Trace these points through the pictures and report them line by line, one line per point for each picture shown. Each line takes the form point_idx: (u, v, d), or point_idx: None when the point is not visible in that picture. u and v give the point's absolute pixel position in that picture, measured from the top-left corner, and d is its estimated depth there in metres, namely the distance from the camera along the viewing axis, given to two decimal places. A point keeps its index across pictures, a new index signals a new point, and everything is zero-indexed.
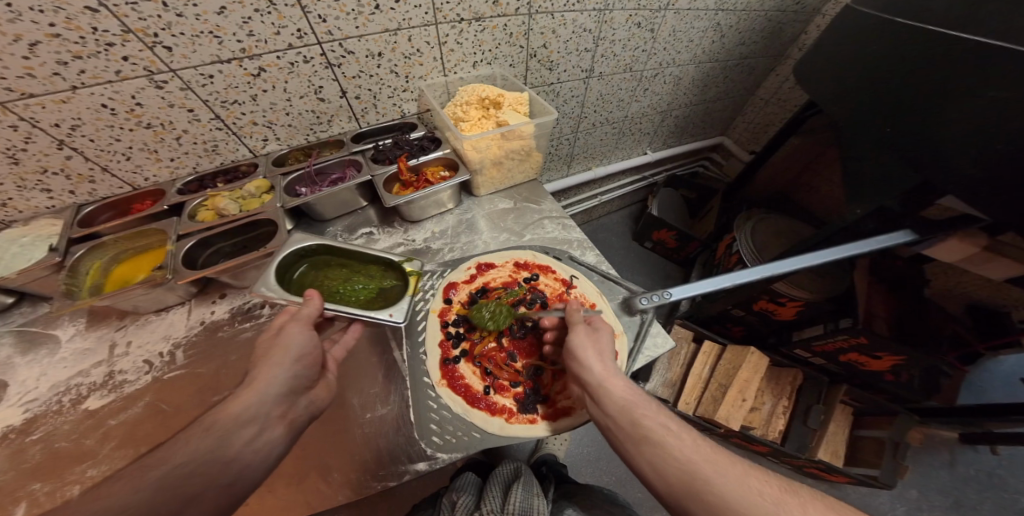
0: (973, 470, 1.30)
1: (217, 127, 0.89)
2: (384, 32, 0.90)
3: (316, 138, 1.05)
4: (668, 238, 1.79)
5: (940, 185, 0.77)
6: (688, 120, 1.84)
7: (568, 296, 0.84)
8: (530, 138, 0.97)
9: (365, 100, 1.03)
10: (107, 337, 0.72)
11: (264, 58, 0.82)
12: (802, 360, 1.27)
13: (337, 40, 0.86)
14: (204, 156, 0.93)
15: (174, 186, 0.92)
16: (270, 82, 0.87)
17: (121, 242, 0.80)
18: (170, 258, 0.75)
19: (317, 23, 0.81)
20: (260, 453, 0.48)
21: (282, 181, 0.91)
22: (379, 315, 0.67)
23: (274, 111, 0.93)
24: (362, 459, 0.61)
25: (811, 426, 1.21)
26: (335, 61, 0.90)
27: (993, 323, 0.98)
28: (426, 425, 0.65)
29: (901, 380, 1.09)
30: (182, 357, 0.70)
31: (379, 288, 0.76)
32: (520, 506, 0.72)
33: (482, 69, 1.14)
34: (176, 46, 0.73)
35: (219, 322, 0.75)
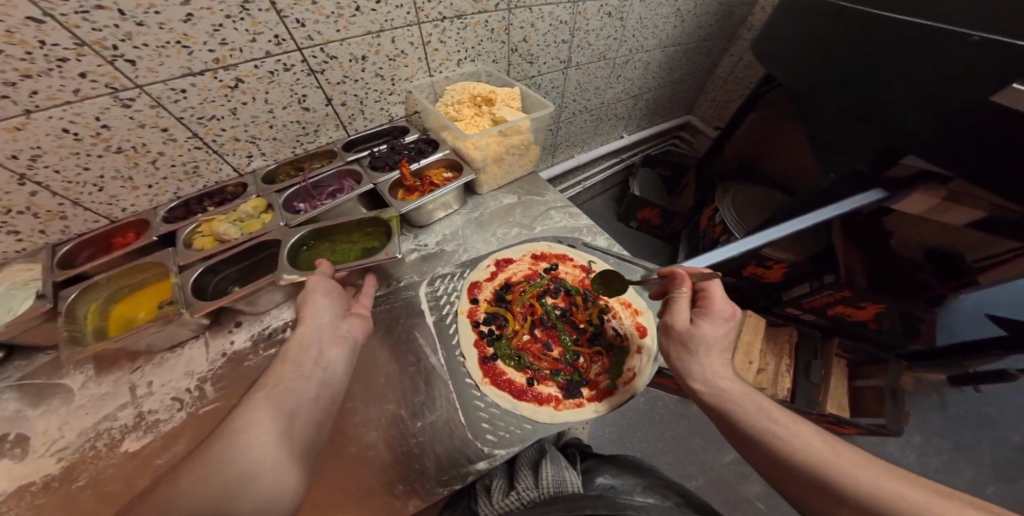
0: (963, 409, 1.44)
1: (198, 147, 0.83)
2: (366, 34, 0.87)
3: (303, 149, 1.00)
4: (652, 216, 1.88)
5: (903, 146, 0.87)
6: (658, 102, 1.91)
7: (590, 280, 0.88)
8: (529, 132, 0.99)
9: (351, 105, 0.99)
10: (124, 379, 0.66)
11: (240, 68, 0.76)
12: (794, 317, 1.38)
13: (318, 45, 0.82)
14: (184, 180, 0.86)
15: (158, 215, 0.85)
16: (250, 94, 0.81)
17: (114, 280, 0.73)
18: (177, 290, 0.70)
19: (296, 28, 0.77)
20: (329, 369, 0.55)
21: (278, 198, 0.87)
22: (374, 258, 0.72)
23: (257, 125, 0.88)
24: (421, 468, 0.61)
25: (814, 380, 1.27)
26: (317, 67, 0.86)
27: (954, 265, 0.99)
28: (478, 425, 0.66)
29: (883, 328, 1.22)
30: (213, 390, 0.66)
31: (364, 252, 0.84)
32: (555, 479, 0.74)
33: (466, 66, 1.13)
34: (140, 59, 0.65)
35: (242, 352, 0.71)
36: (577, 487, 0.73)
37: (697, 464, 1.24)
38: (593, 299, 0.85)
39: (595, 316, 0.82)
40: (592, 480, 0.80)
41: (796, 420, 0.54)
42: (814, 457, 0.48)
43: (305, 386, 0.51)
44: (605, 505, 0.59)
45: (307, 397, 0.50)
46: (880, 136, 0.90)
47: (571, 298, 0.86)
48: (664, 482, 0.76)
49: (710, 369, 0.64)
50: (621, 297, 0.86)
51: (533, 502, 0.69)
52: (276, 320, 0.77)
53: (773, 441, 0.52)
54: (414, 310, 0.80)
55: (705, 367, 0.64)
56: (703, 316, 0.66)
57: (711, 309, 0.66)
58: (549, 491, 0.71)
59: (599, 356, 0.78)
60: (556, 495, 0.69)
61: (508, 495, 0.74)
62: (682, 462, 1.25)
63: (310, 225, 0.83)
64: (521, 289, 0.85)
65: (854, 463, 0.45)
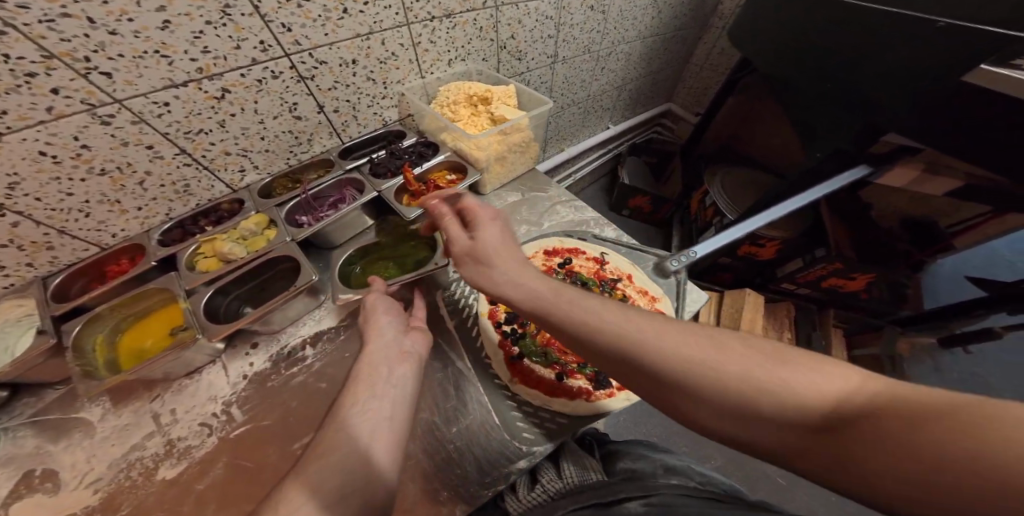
0: None
1: (188, 165, 0.79)
2: (355, 37, 0.84)
3: (298, 160, 0.97)
4: (643, 204, 1.91)
5: (883, 126, 0.90)
6: (641, 91, 1.94)
7: (605, 272, 0.86)
8: (529, 129, 0.99)
9: (344, 112, 0.96)
10: (145, 409, 0.65)
11: (226, 77, 0.72)
12: (790, 293, 1.43)
13: (306, 50, 0.79)
14: (175, 199, 0.82)
15: (152, 239, 0.80)
16: (238, 104, 0.77)
17: (118, 310, 0.70)
18: (190, 316, 0.69)
19: (282, 32, 0.73)
20: (400, 385, 0.57)
21: (280, 212, 0.86)
22: (426, 269, 0.75)
23: (248, 137, 0.84)
24: (462, 473, 0.61)
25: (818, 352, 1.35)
26: (306, 73, 0.82)
27: (928, 231, 1.14)
28: (513, 424, 0.67)
29: (874, 297, 1.28)
30: (240, 413, 0.66)
31: (416, 264, 0.87)
32: (575, 466, 0.66)
33: (457, 66, 1.11)
34: (117, 71, 0.61)
35: (263, 373, 0.71)
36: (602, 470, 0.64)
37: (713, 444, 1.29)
38: (610, 291, 0.83)
39: None
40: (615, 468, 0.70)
41: (649, 320, 0.51)
42: (677, 362, 0.45)
43: (383, 405, 0.53)
44: (638, 487, 0.52)
45: (384, 416, 0.52)
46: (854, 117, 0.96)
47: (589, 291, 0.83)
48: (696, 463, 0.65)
49: (504, 263, 0.61)
50: (638, 286, 0.83)
51: (557, 495, 0.60)
52: (293, 337, 0.76)
53: (637, 351, 0.48)
54: (432, 316, 0.79)
55: (506, 270, 0.61)
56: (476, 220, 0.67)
57: (478, 215, 0.68)
58: (572, 480, 0.62)
59: None
60: (580, 482, 0.61)
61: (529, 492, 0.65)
62: (698, 443, 1.30)
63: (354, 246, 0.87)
64: None
65: (715, 356, 0.44)
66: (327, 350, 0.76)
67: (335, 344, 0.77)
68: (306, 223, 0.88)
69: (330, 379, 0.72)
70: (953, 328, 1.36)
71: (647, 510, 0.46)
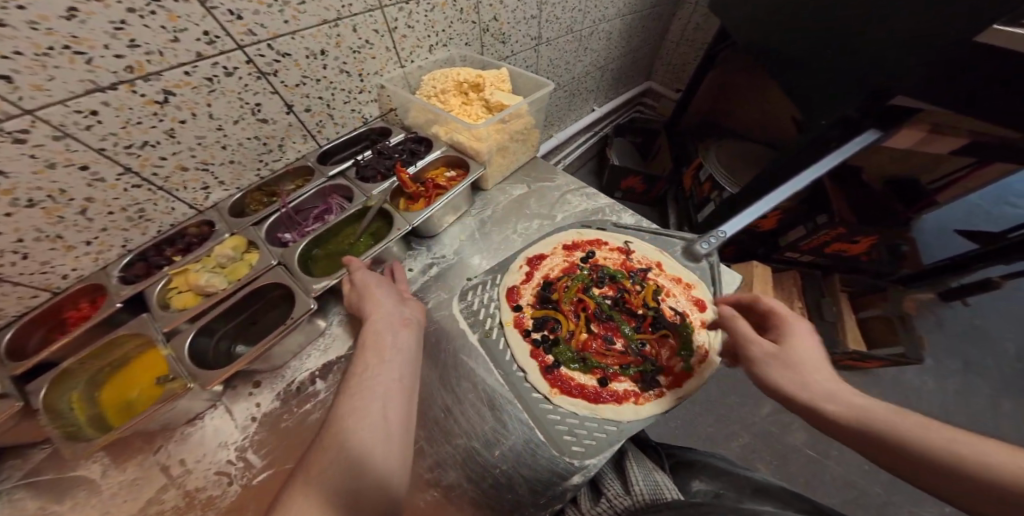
0: (957, 324, 1.58)
1: (136, 186, 0.65)
2: (322, 24, 0.71)
3: (270, 169, 0.84)
4: (636, 184, 1.87)
5: (895, 89, 0.86)
6: (622, 71, 1.90)
7: (632, 262, 0.83)
8: (529, 115, 0.92)
9: (318, 111, 0.84)
10: (150, 462, 0.59)
11: (166, 76, 0.58)
12: (795, 261, 1.45)
13: (264, 41, 0.65)
14: (131, 227, 0.69)
15: (112, 276, 0.68)
16: (188, 109, 0.63)
17: (91, 361, 0.60)
18: (174, 363, 0.60)
19: (230, 21, 0.59)
20: (402, 348, 0.58)
21: (258, 231, 0.77)
22: (391, 236, 0.74)
23: (206, 148, 0.70)
24: (513, 499, 0.55)
25: (829, 319, 1.36)
26: (267, 68, 0.68)
27: (913, 189, 1.19)
28: (561, 439, 0.60)
29: (875, 258, 1.31)
30: (259, 457, 0.61)
31: (374, 237, 0.81)
32: (648, 490, 0.61)
33: (439, 52, 1.00)
34: (17, 74, 0.45)
35: (274, 413, 0.65)
36: (673, 490, 0.61)
37: (738, 422, 1.30)
38: (641, 282, 0.81)
39: (651, 297, 0.78)
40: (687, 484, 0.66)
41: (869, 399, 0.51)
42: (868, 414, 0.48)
43: (388, 369, 0.54)
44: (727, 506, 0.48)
45: (392, 380, 0.53)
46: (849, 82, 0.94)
47: (618, 284, 0.81)
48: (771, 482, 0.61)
49: (816, 374, 0.55)
50: (670, 273, 0.81)
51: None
52: (300, 372, 0.70)
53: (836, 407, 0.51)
54: (450, 330, 0.72)
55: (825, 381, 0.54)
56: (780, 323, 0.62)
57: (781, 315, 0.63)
58: (644, 499, 0.59)
59: (666, 339, 0.74)
60: (657, 505, 0.56)
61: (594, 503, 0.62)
62: (723, 422, 1.31)
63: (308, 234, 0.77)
64: (563, 284, 0.80)
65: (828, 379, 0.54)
66: (338, 379, 0.70)
67: (349, 375, 0.70)
68: (290, 240, 0.79)
69: None
70: (948, 281, 1.42)
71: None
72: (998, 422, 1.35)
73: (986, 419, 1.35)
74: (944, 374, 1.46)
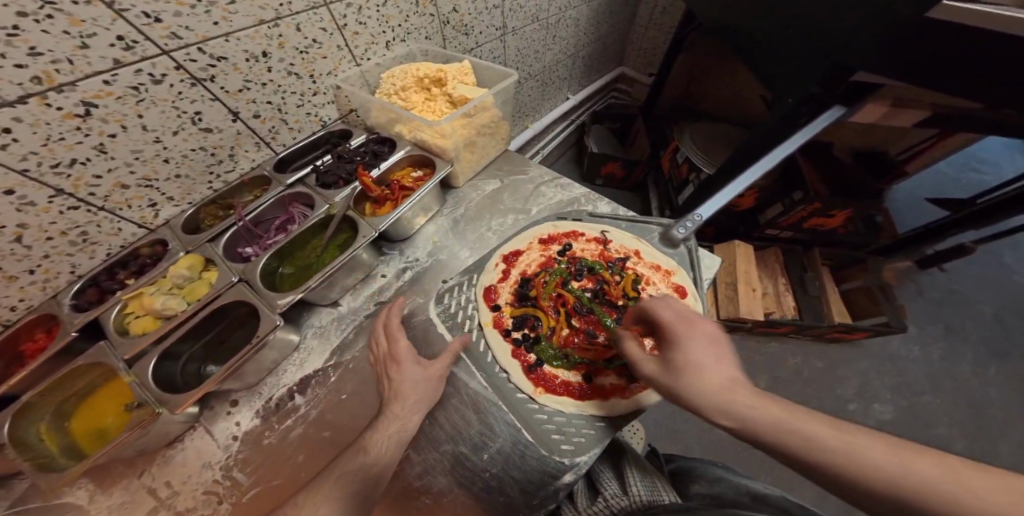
0: (935, 290, 1.63)
1: (73, 207, 0.60)
2: (259, 24, 0.66)
3: (224, 181, 0.80)
4: (616, 170, 1.84)
5: (852, 65, 0.87)
6: (593, 58, 1.87)
7: (610, 252, 0.81)
8: (496, 107, 0.89)
9: (268, 117, 0.79)
10: (137, 485, 0.56)
11: (82, 86, 0.52)
12: (775, 238, 1.45)
13: (193, 45, 0.59)
14: (77, 251, 0.64)
15: (63, 304, 0.63)
16: (116, 121, 0.58)
17: (51, 393, 0.55)
18: (139, 389, 0.56)
19: (148, 24, 0.53)
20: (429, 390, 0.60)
21: (215, 248, 0.72)
22: (354, 247, 0.69)
23: (146, 162, 0.65)
24: (506, 500, 0.55)
25: (814, 294, 1.35)
26: (201, 74, 0.63)
27: (879, 161, 1.27)
28: (549, 438, 0.59)
29: (852, 230, 1.33)
30: (246, 476, 0.57)
31: (342, 247, 0.76)
32: (645, 489, 0.59)
33: (397, 48, 0.96)
34: None
35: (256, 430, 0.61)
36: (673, 491, 0.60)
37: None
38: (620, 271, 0.78)
39: (631, 288, 0.76)
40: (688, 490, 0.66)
41: (753, 403, 0.46)
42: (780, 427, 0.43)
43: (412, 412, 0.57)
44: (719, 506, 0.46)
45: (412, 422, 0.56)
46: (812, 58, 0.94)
47: (597, 276, 0.79)
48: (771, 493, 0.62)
49: (701, 385, 0.50)
50: (648, 261, 0.79)
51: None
52: (278, 388, 0.66)
53: (728, 423, 0.47)
54: (429, 335, 0.70)
55: (704, 392, 0.50)
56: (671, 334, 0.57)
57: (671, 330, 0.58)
58: (641, 496, 0.58)
59: None
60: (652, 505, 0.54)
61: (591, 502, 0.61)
62: None
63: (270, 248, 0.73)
64: (541, 280, 0.78)
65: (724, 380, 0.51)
66: (319, 395, 0.65)
67: (327, 388, 0.66)
68: (252, 254, 0.75)
69: (332, 425, 0.62)
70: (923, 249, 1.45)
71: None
72: (982, 385, 1.39)
73: (968, 382, 1.40)
74: (927, 339, 1.50)
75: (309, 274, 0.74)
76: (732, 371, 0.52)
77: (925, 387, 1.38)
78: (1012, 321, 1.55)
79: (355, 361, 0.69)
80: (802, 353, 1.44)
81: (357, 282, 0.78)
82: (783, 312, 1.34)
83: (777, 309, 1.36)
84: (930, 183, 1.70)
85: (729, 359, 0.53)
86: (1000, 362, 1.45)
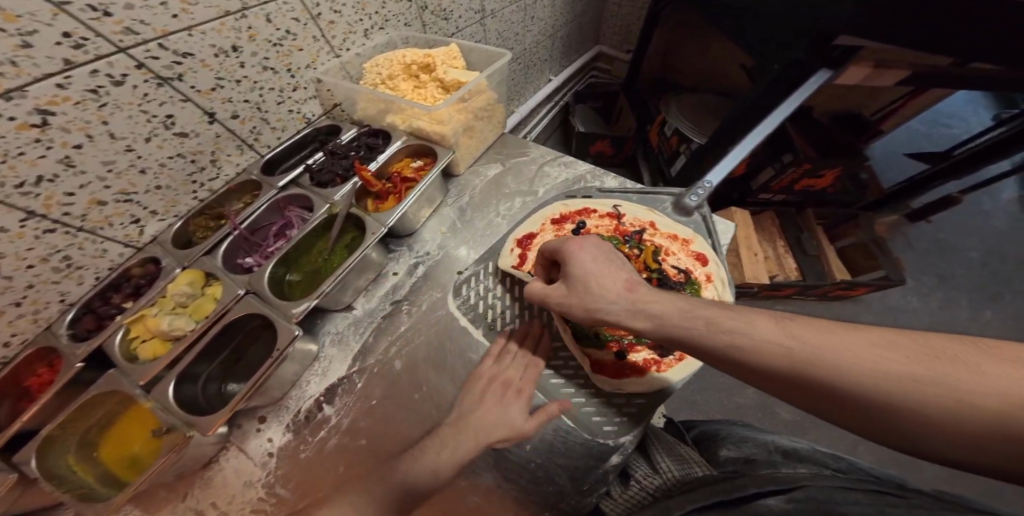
0: (924, 242, 1.71)
1: (50, 230, 0.54)
2: (224, 16, 0.59)
3: (208, 190, 0.74)
4: (605, 148, 1.83)
5: (834, 30, 0.84)
6: (571, 38, 1.84)
7: (625, 226, 0.80)
8: (491, 90, 0.86)
9: (247, 117, 0.73)
10: (182, 510, 0.55)
11: (34, 91, 0.45)
12: (768, 203, 1.48)
13: (152, 40, 0.52)
14: (63, 278, 0.59)
15: (60, 335, 0.59)
16: (79, 130, 0.51)
17: (71, 424, 0.53)
18: (162, 414, 0.54)
19: (99, 19, 0.46)
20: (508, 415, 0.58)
21: (214, 261, 0.67)
22: (365, 246, 0.66)
23: (120, 174, 0.59)
24: (556, 489, 0.57)
25: (812, 253, 1.42)
26: (167, 73, 0.56)
27: (853, 121, 1.34)
28: (590, 421, 0.59)
29: (841, 189, 1.38)
30: (287, 492, 0.56)
31: (349, 248, 0.72)
32: (675, 463, 0.58)
33: (376, 36, 0.90)
34: None
35: (290, 446, 0.59)
36: (703, 462, 0.58)
37: None
38: (638, 244, 0.78)
39: (653, 259, 0.74)
40: (716, 454, 0.62)
41: (659, 291, 0.50)
42: (829, 359, 0.34)
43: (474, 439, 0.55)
44: (770, 479, 0.40)
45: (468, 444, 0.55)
46: (792, 24, 0.93)
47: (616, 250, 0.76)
48: (801, 447, 0.58)
49: (607, 294, 0.51)
50: (665, 231, 0.79)
51: (661, 495, 0.52)
52: (305, 400, 0.63)
53: (649, 321, 0.48)
54: (450, 334, 0.68)
55: (615, 300, 0.50)
56: (565, 257, 0.56)
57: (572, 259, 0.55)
58: (676, 476, 0.55)
59: None
60: (688, 481, 0.52)
61: (623, 487, 0.58)
62: None
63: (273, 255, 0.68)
64: None
65: None
66: (348, 404, 0.62)
67: (355, 396, 0.63)
68: (253, 265, 0.71)
69: (369, 432, 0.60)
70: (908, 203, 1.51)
71: (795, 506, 0.35)
72: (981, 329, 1.48)
73: (967, 327, 1.49)
74: (922, 288, 1.58)
75: (320, 279, 0.70)
76: (626, 269, 0.54)
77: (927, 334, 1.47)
78: (998, 265, 1.65)
79: (380, 364, 0.66)
80: (807, 312, 1.50)
81: (369, 282, 0.75)
82: (786, 273, 1.39)
83: (779, 271, 1.40)
84: (904, 140, 1.79)
85: (615, 255, 0.56)
86: (990, 304, 1.54)
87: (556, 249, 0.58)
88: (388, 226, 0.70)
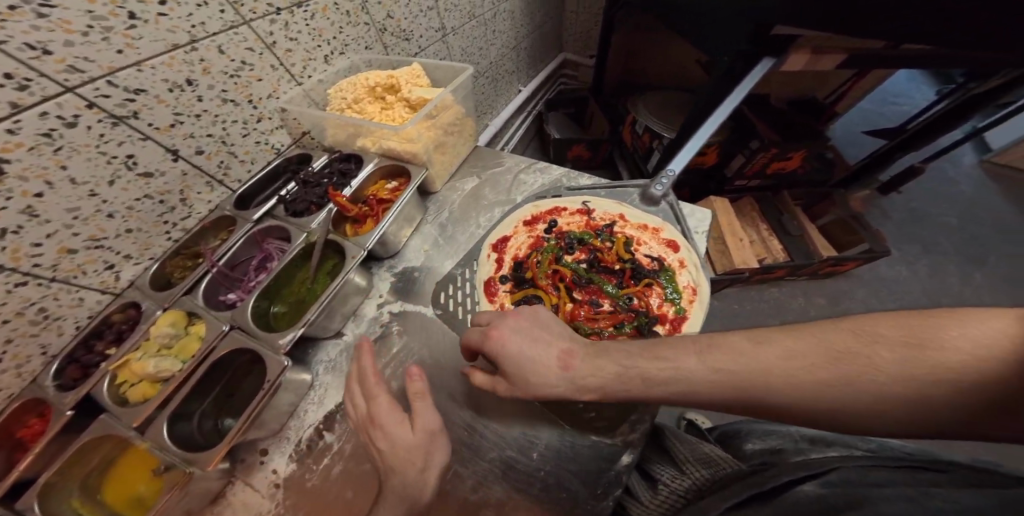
0: (899, 212, 1.79)
1: (21, 282, 0.51)
2: (174, 49, 0.58)
3: (181, 229, 0.72)
4: (581, 152, 1.86)
5: (770, 19, 0.87)
6: (534, 49, 1.88)
7: (596, 220, 0.83)
8: (457, 104, 0.87)
9: (213, 150, 0.71)
10: None
11: None
12: (744, 189, 1.53)
13: (100, 78, 0.51)
14: (42, 330, 0.56)
15: (47, 386, 0.56)
16: (37, 177, 0.49)
17: (70, 468, 0.50)
18: (162, 452, 0.52)
19: (41, 59, 0.45)
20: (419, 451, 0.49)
21: (195, 299, 0.65)
22: (346, 271, 0.65)
23: (88, 221, 0.56)
24: (570, 495, 0.54)
25: (795, 233, 1.47)
26: (121, 112, 0.55)
27: (806, 105, 1.42)
28: (584, 421, 0.60)
29: (809, 170, 1.44)
30: None
31: (332, 274, 0.71)
32: (701, 463, 0.56)
33: (338, 62, 0.89)
34: None
35: (295, 474, 0.57)
36: (728, 456, 0.55)
37: None
38: (609, 237, 0.81)
39: (624, 250, 0.78)
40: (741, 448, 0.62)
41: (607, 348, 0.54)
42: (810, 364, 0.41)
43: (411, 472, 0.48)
44: (798, 466, 0.40)
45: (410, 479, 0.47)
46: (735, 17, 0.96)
47: (589, 245, 0.81)
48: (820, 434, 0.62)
49: (547, 380, 0.52)
50: (635, 222, 0.81)
51: (695, 497, 0.50)
52: (304, 429, 0.60)
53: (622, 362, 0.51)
54: (445, 353, 0.67)
55: (557, 384, 0.52)
56: (498, 352, 0.53)
57: (506, 352, 0.53)
58: (704, 474, 0.53)
59: (649, 287, 0.75)
60: (719, 478, 0.51)
61: (653, 493, 0.56)
62: None
63: (256, 289, 0.66)
64: (534, 260, 0.79)
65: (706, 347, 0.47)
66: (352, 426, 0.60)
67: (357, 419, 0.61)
68: (236, 300, 0.69)
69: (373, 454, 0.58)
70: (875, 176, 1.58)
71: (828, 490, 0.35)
72: (971, 291, 1.54)
73: (960, 291, 1.55)
74: (906, 257, 1.64)
75: (302, 308, 0.68)
76: (561, 339, 0.56)
77: (920, 300, 1.52)
78: (972, 227, 1.73)
79: None
80: (798, 291, 1.53)
81: (356, 307, 0.73)
82: (774, 255, 1.42)
83: (767, 254, 1.43)
84: (859, 118, 1.89)
85: (541, 331, 0.56)
86: (979, 267, 1.61)
87: (490, 340, 0.55)
88: (369, 247, 0.69)
